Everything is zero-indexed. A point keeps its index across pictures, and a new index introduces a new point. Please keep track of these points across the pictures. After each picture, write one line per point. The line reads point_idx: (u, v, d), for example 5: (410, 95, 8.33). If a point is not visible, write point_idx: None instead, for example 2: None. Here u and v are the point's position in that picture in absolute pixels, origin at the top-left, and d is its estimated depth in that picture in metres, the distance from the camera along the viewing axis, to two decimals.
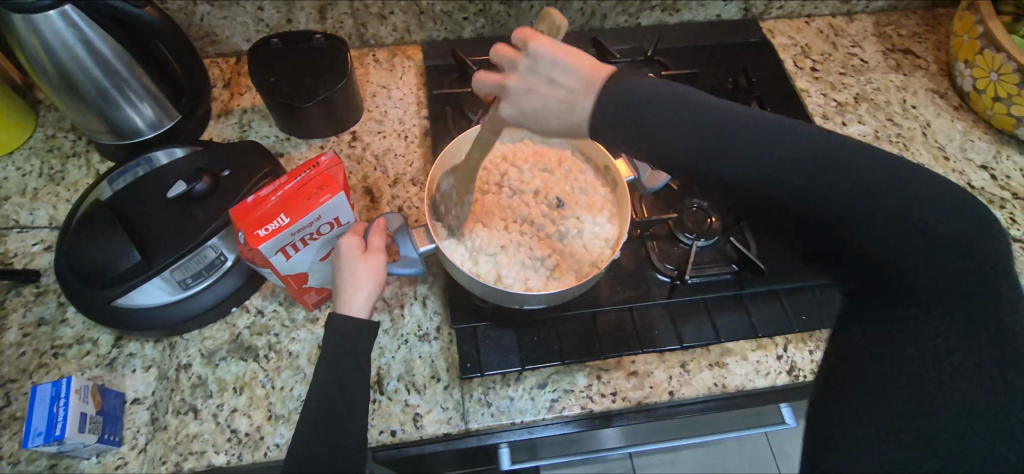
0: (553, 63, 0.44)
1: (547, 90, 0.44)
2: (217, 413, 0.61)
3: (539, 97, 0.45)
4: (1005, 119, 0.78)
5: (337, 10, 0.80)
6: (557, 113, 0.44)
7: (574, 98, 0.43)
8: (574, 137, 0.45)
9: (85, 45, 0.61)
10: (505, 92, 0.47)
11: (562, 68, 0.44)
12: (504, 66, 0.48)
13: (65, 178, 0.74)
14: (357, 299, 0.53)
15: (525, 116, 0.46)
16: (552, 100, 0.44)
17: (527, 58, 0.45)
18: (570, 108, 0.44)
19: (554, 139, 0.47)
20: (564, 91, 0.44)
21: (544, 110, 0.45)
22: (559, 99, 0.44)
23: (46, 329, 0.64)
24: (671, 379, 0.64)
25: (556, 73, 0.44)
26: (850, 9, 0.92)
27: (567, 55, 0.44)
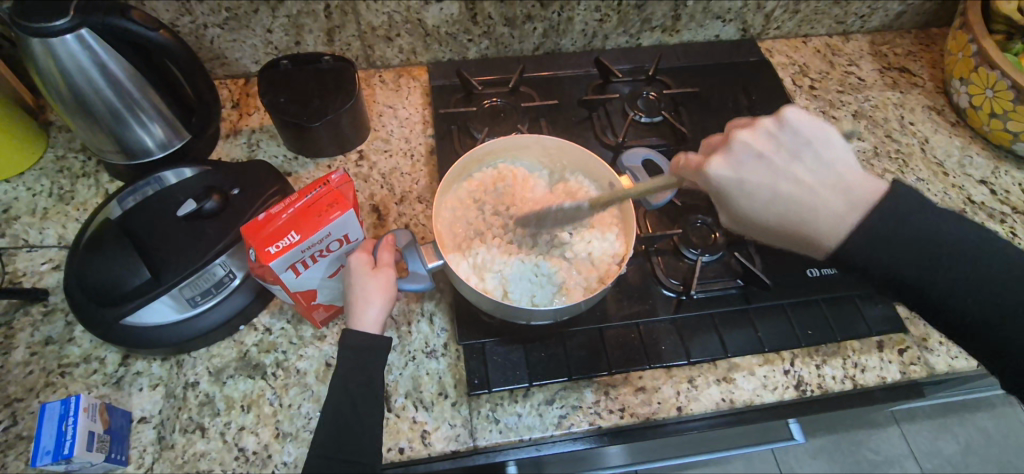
0: (822, 154, 0.53)
1: (791, 170, 0.52)
2: (224, 432, 0.61)
3: (792, 177, 0.52)
4: (1001, 135, 0.79)
5: (345, 33, 0.81)
6: (823, 208, 0.51)
7: (840, 200, 0.51)
8: (796, 230, 0.53)
9: (99, 67, 0.62)
10: (734, 146, 0.53)
11: (830, 156, 0.53)
12: (759, 142, 0.53)
13: (75, 198, 0.75)
14: (369, 315, 0.53)
15: (754, 185, 0.53)
16: (806, 186, 0.52)
17: (791, 136, 0.53)
18: (831, 209, 0.51)
19: (766, 222, 0.55)
20: (817, 189, 0.52)
21: (789, 195, 0.52)
22: (837, 184, 0.52)
23: (53, 347, 0.64)
24: (679, 395, 0.63)
25: (818, 164, 0.53)
26: (846, 28, 0.94)
27: (828, 149, 0.53)
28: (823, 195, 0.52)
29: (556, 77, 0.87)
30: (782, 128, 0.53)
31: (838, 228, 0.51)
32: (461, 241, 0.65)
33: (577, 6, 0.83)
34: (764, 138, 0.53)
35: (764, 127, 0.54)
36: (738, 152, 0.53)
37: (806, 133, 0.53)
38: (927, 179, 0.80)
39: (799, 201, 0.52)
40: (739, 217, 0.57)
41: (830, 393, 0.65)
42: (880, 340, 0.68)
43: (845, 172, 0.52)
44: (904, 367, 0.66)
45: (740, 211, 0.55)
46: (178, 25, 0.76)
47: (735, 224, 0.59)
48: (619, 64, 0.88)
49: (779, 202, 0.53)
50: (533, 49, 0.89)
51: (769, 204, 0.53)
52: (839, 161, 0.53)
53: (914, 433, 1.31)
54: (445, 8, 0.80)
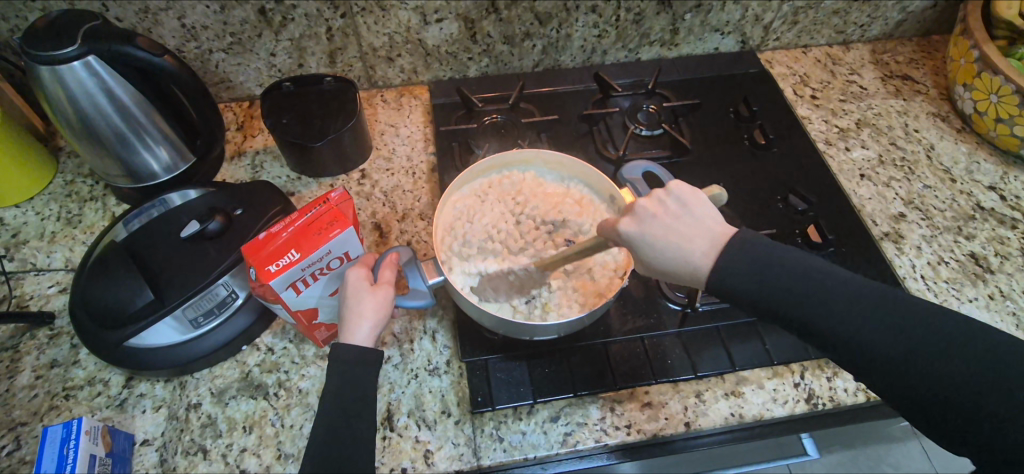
0: (692, 209, 0.48)
1: (672, 224, 0.48)
2: (226, 453, 0.60)
3: (664, 229, 0.48)
4: (1009, 140, 0.78)
5: (347, 54, 0.83)
6: (702, 255, 0.47)
7: (705, 241, 0.47)
8: (685, 278, 0.48)
9: (106, 93, 0.64)
10: (633, 208, 0.50)
11: (707, 213, 0.48)
12: (648, 203, 0.50)
13: (83, 221, 0.76)
14: (361, 330, 0.52)
15: (646, 240, 0.48)
16: (674, 238, 0.48)
17: (667, 194, 0.49)
18: (701, 252, 0.47)
19: (665, 269, 0.49)
20: (699, 239, 0.47)
21: (664, 245, 0.48)
22: (707, 234, 0.47)
23: (59, 370, 0.65)
24: (687, 410, 0.62)
25: (690, 215, 0.48)
26: (846, 38, 0.94)
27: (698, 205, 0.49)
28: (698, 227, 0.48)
29: (556, 93, 0.87)
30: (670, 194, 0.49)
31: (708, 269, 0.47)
32: (450, 236, 0.65)
33: (576, 22, 0.83)
34: (656, 198, 0.50)
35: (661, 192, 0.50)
36: (642, 214, 0.49)
37: (687, 199, 0.49)
38: (934, 186, 0.79)
39: (688, 254, 0.47)
40: (653, 272, 0.50)
41: (843, 406, 0.64)
42: None
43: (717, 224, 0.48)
44: None
45: (646, 264, 0.50)
46: (184, 51, 0.78)
47: (649, 275, 0.52)
48: (620, 79, 0.88)
49: (678, 257, 0.48)
50: (533, 66, 0.90)
51: (668, 254, 0.48)
52: (706, 215, 0.48)
53: (936, 449, 1.27)
54: (445, 28, 0.81)
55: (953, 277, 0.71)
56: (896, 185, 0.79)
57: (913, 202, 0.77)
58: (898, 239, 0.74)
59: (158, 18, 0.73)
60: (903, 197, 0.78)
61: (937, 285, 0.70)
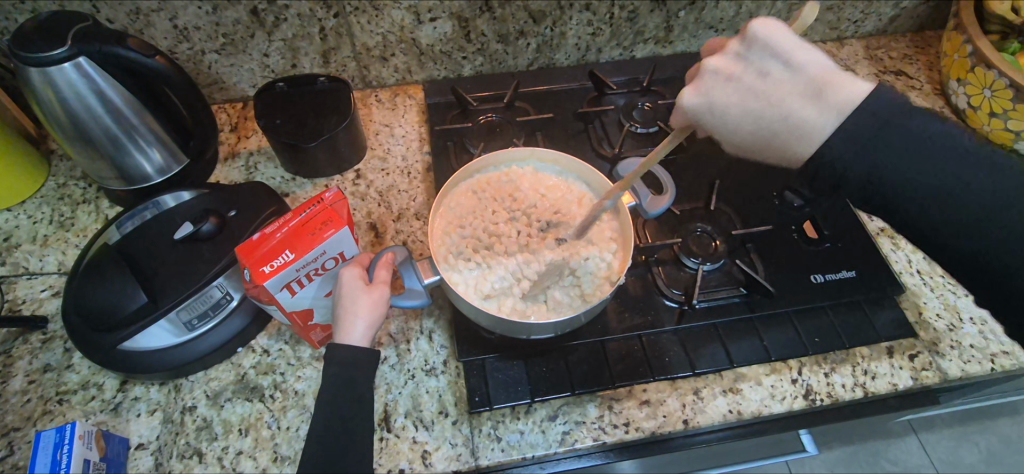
0: (777, 55, 0.48)
1: (750, 81, 0.49)
2: (222, 456, 0.60)
3: (738, 90, 0.49)
4: (1002, 135, 0.77)
5: (340, 54, 0.82)
6: (804, 120, 0.48)
7: (799, 96, 0.48)
8: (774, 140, 0.51)
9: (97, 94, 0.63)
10: (703, 72, 0.51)
11: (801, 58, 0.48)
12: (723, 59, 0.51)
13: (75, 224, 0.75)
14: (356, 329, 0.52)
15: (712, 107, 0.50)
16: (754, 97, 0.49)
17: (743, 44, 0.50)
18: (798, 109, 0.48)
19: (747, 133, 0.51)
20: (791, 94, 0.48)
21: (743, 107, 0.50)
22: (806, 87, 0.48)
23: (52, 375, 0.64)
24: (685, 407, 0.62)
25: (772, 64, 0.49)
26: (840, 34, 0.94)
27: (794, 49, 0.48)
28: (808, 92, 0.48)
29: (551, 91, 0.87)
30: (750, 48, 0.49)
31: (812, 133, 0.48)
32: (447, 240, 0.64)
33: (570, 20, 0.83)
34: (726, 58, 0.50)
35: (731, 51, 0.51)
36: (704, 80, 0.51)
37: (777, 45, 0.48)
38: None
39: (780, 112, 0.49)
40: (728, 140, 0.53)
41: (841, 402, 0.64)
42: (890, 346, 0.66)
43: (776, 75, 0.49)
44: (916, 373, 0.64)
45: (724, 133, 0.52)
46: (176, 52, 0.78)
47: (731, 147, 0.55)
48: (615, 76, 0.88)
49: (763, 120, 0.50)
50: (528, 65, 0.90)
51: (750, 121, 0.50)
52: (808, 63, 0.48)
53: (934, 443, 1.28)
54: (439, 27, 0.81)
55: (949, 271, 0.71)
56: None
57: None
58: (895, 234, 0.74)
59: (151, 19, 0.73)
60: None
61: (934, 279, 0.70)
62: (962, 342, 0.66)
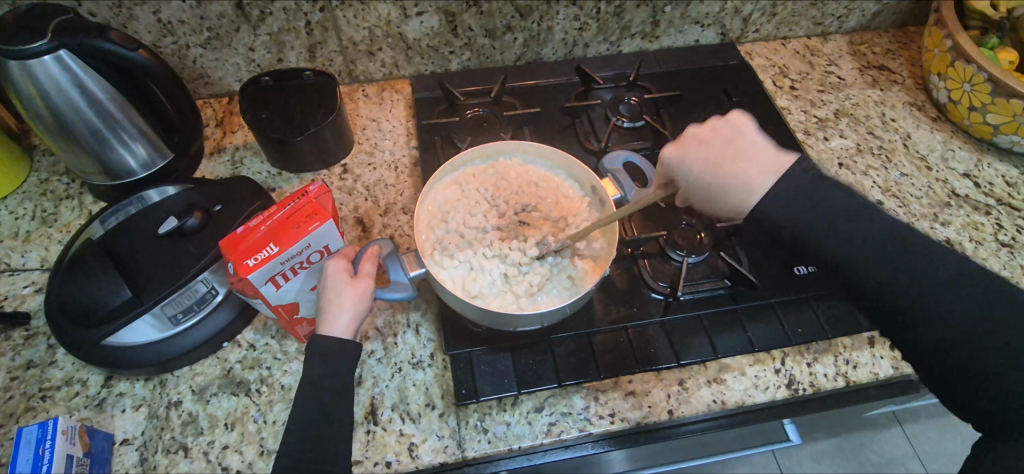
0: (739, 131, 0.58)
1: (720, 146, 0.57)
2: (208, 451, 0.60)
3: (710, 153, 0.58)
4: (982, 128, 0.79)
5: (327, 49, 0.82)
6: (747, 183, 0.56)
7: (752, 166, 0.56)
8: (719, 195, 0.58)
9: (78, 87, 0.62)
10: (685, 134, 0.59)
11: (753, 143, 0.57)
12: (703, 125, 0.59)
13: (58, 220, 0.75)
14: (340, 321, 0.52)
15: (685, 160, 0.58)
16: (720, 158, 0.57)
17: (723, 120, 0.58)
18: (752, 174, 0.56)
19: (693, 186, 0.59)
20: (751, 165, 0.56)
21: (705, 164, 0.57)
22: (766, 163, 0.56)
23: (34, 371, 0.64)
24: (670, 398, 0.63)
25: (738, 137, 0.57)
26: (824, 30, 0.95)
27: (754, 135, 0.57)
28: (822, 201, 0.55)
29: (537, 86, 0.87)
30: (727, 121, 0.58)
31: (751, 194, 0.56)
32: (433, 235, 0.65)
33: (557, 15, 0.84)
34: (714, 124, 0.58)
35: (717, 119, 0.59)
36: (686, 139, 0.59)
37: (737, 132, 0.57)
38: (910, 174, 0.80)
39: (733, 174, 0.57)
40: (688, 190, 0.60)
41: (823, 392, 0.65)
42: (871, 337, 0.67)
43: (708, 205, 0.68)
44: (896, 362, 0.65)
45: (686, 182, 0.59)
46: (160, 46, 0.77)
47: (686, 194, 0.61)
48: (602, 71, 0.89)
49: (724, 177, 0.57)
50: (515, 60, 0.90)
51: (705, 174, 0.58)
52: (759, 144, 0.57)
53: (917, 434, 1.29)
54: (426, 21, 0.81)
55: None
56: (874, 174, 0.80)
57: (890, 190, 0.78)
58: None
59: (133, 12, 0.72)
60: (881, 186, 0.79)
61: None
62: None
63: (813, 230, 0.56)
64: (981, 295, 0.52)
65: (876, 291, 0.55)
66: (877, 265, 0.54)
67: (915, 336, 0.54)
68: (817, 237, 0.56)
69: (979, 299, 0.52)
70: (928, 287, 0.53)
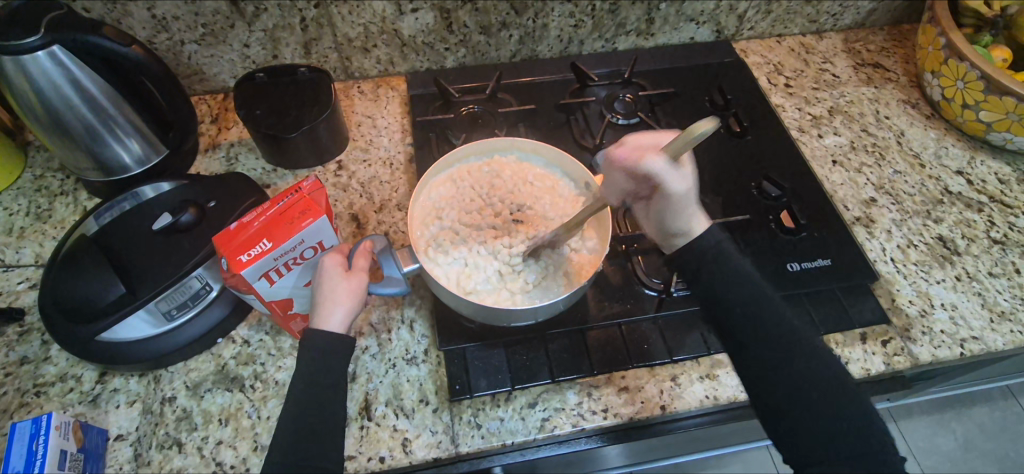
0: None
1: None
2: (202, 446, 0.60)
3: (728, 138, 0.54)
4: (976, 126, 0.80)
5: (322, 45, 0.82)
6: None
7: None
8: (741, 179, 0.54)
9: (72, 83, 0.62)
10: None
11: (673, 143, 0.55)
12: None
13: (52, 216, 0.74)
14: (334, 315, 0.52)
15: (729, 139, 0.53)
16: None
17: None
18: None
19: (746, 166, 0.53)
20: None
21: None
22: None
23: (29, 367, 0.64)
24: (663, 394, 0.63)
25: None
26: (819, 27, 0.95)
27: None
28: (727, 259, 0.55)
29: (533, 83, 0.87)
30: None
31: None
32: (428, 230, 0.65)
33: (552, 12, 0.84)
34: None
35: None
36: None
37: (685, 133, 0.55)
38: (904, 171, 0.80)
39: None
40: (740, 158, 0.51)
41: None
42: (863, 332, 0.67)
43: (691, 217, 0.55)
44: (888, 358, 0.65)
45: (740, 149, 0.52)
46: (154, 42, 0.77)
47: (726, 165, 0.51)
48: (597, 69, 0.89)
49: None
50: (510, 57, 0.90)
51: None
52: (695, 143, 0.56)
53: (912, 432, 1.30)
54: (421, 18, 0.81)
55: (921, 259, 0.72)
56: (867, 171, 0.80)
57: (884, 187, 0.79)
58: (870, 223, 0.75)
59: (128, 8, 0.72)
60: (875, 183, 0.79)
61: (907, 267, 0.72)
62: (933, 328, 0.67)
63: (703, 274, 0.55)
64: (834, 388, 0.50)
65: (732, 329, 0.54)
66: (756, 313, 0.53)
67: (768, 379, 0.52)
68: (722, 287, 0.54)
69: (819, 358, 0.52)
70: (783, 330, 0.52)
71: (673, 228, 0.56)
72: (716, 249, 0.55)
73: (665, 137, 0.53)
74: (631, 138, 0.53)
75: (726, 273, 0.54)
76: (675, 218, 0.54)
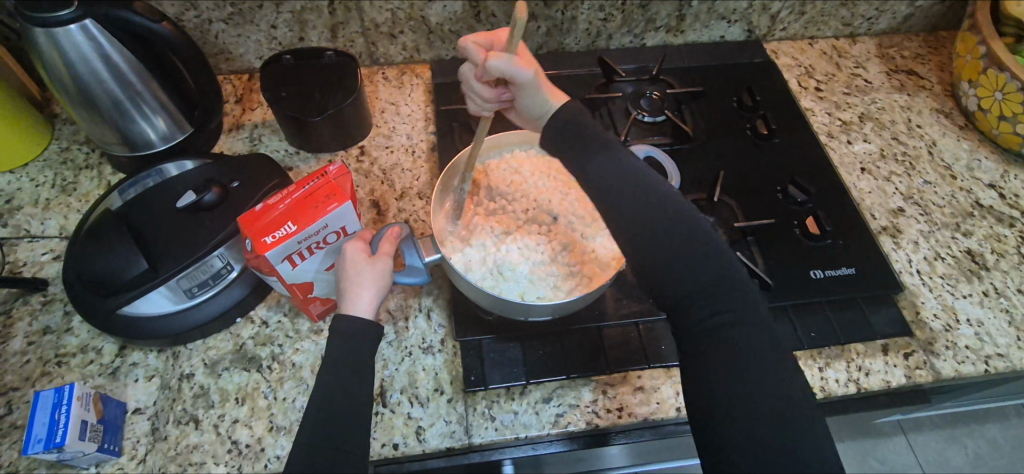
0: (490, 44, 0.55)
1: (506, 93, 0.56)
2: (218, 424, 0.60)
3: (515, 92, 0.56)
4: (1011, 139, 0.78)
5: (349, 29, 0.82)
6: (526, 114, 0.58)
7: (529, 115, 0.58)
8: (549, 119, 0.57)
9: (103, 58, 0.63)
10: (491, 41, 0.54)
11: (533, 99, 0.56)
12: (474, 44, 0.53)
13: (77, 189, 0.75)
14: (360, 300, 0.52)
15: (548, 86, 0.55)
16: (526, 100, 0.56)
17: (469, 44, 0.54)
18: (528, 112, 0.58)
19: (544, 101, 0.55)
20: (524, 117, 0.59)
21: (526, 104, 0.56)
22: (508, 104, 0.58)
23: (51, 337, 0.64)
24: (679, 395, 0.62)
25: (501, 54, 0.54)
26: (853, 31, 0.93)
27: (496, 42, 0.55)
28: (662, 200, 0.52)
29: (558, 76, 0.86)
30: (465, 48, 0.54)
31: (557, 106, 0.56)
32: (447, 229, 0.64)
33: (581, 4, 0.83)
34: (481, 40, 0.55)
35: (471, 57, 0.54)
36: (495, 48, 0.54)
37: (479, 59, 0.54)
38: (934, 182, 0.79)
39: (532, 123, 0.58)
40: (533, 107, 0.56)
41: (834, 397, 0.64)
42: (885, 344, 0.66)
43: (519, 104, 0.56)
44: (910, 371, 0.64)
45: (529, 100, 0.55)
46: (183, 19, 0.77)
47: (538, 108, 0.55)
48: (624, 64, 0.88)
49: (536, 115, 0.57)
50: (537, 48, 0.89)
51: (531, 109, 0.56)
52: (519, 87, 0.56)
53: (922, 445, 1.29)
54: (449, 5, 0.80)
55: (948, 273, 0.71)
56: (896, 180, 0.79)
57: (912, 197, 0.77)
58: (896, 233, 0.74)
59: None
60: (903, 192, 0.77)
61: (932, 280, 0.70)
62: (957, 343, 0.66)
63: (610, 178, 0.52)
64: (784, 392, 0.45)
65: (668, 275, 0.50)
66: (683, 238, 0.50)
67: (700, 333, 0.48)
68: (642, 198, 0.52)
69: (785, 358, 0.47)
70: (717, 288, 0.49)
71: (535, 108, 0.56)
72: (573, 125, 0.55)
73: (494, 36, 0.55)
74: (470, 40, 0.54)
75: (572, 145, 0.54)
76: (530, 100, 0.55)
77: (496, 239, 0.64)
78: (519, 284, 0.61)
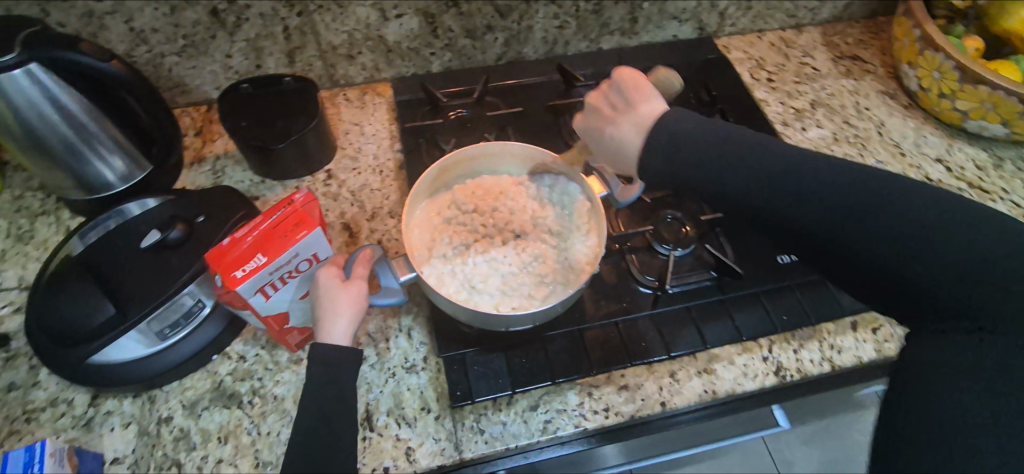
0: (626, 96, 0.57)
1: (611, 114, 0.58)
2: (202, 466, 0.59)
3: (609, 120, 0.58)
4: (952, 115, 0.82)
5: (306, 54, 0.81)
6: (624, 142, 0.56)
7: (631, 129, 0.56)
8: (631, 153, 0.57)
9: (52, 100, 0.61)
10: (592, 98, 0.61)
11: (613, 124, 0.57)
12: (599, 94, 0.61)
13: (34, 237, 0.73)
14: (337, 327, 0.52)
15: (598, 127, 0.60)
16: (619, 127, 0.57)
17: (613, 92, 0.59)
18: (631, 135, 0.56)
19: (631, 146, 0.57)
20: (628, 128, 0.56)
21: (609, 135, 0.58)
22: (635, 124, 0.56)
23: (17, 393, 0.62)
24: (662, 390, 0.63)
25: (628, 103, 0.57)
26: (798, 22, 0.96)
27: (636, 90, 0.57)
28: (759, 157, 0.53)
29: (519, 85, 0.87)
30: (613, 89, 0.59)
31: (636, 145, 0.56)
32: (415, 246, 0.65)
33: (536, 13, 0.84)
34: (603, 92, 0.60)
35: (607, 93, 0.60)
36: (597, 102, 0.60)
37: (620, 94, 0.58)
38: (886, 161, 0.82)
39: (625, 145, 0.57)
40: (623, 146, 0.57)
41: (810, 377, 0.66)
42: (854, 321, 0.69)
43: (609, 124, 0.58)
44: (879, 345, 0.67)
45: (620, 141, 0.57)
46: (134, 55, 0.75)
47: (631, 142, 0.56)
48: (582, 69, 0.89)
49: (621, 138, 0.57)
50: (496, 59, 0.90)
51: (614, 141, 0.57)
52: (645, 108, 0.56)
53: None
54: (406, 23, 0.81)
55: None
56: None
57: None
58: None
59: (105, 21, 0.70)
60: None
61: None
62: None
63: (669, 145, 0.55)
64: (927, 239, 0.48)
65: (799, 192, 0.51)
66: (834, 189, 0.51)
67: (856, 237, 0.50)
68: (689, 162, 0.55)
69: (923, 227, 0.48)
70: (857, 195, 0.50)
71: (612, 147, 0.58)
72: (676, 133, 0.54)
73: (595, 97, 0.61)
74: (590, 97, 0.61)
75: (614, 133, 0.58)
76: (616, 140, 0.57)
77: (458, 251, 0.64)
78: (492, 295, 0.62)
